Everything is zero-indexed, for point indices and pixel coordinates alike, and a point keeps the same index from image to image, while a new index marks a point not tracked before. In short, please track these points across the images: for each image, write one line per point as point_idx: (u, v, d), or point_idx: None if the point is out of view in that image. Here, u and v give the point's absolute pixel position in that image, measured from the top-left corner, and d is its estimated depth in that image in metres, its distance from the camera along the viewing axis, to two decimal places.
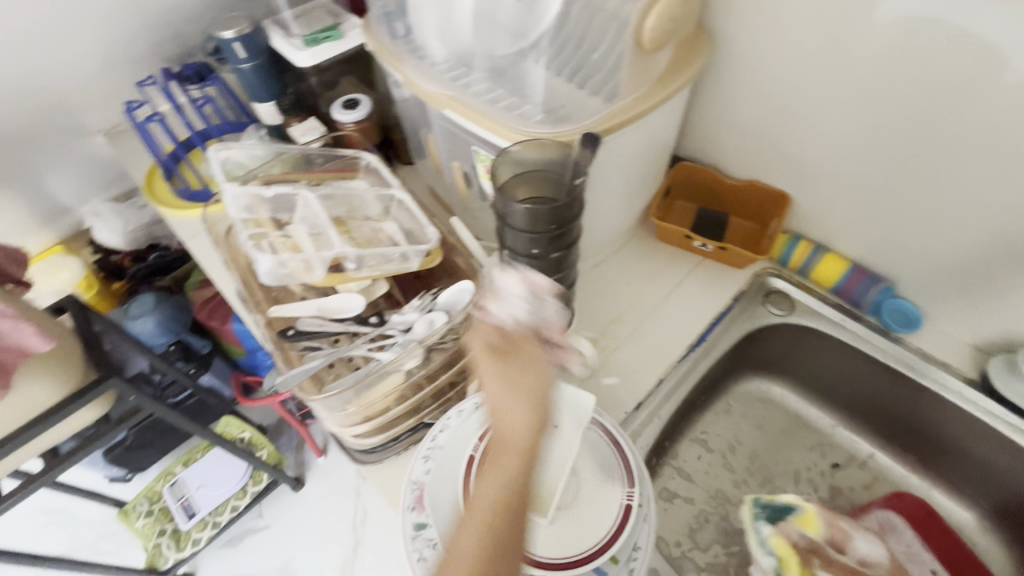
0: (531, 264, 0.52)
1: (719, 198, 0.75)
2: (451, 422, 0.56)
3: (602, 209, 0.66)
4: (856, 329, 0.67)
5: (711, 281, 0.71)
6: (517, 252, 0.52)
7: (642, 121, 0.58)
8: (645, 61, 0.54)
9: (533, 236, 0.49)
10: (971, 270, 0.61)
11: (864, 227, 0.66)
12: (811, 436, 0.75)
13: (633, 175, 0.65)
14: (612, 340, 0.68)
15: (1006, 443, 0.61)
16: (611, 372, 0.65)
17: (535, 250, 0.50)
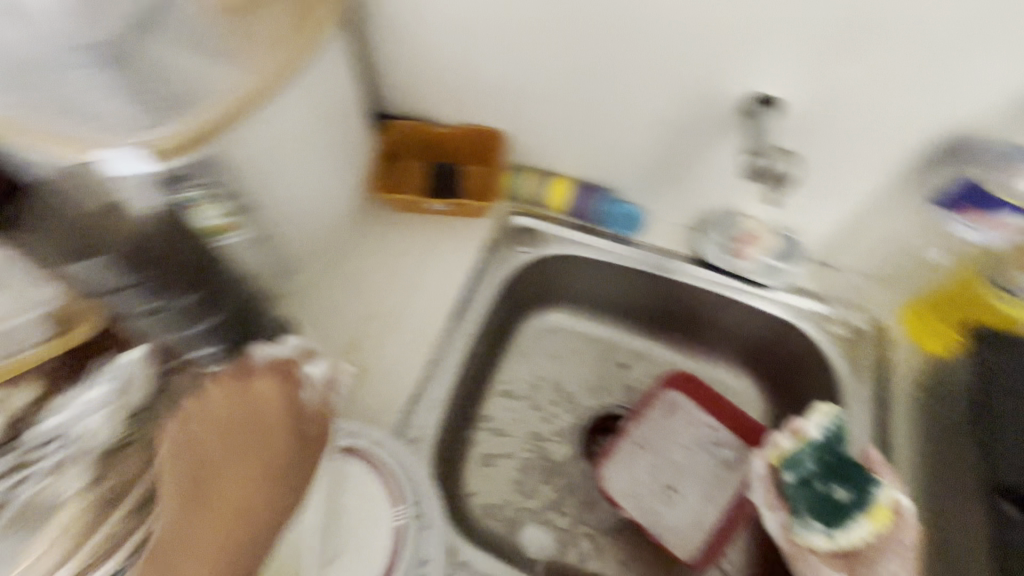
0: (163, 319, 0.37)
1: (435, 149, 0.55)
2: None
3: (289, 197, 0.41)
4: (595, 243, 0.57)
5: (457, 233, 0.55)
6: (129, 313, 0.36)
7: (295, 83, 0.35)
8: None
9: (130, 288, 0.35)
10: (657, 159, 0.50)
11: (551, 145, 0.53)
12: (602, 346, 0.62)
13: (306, 150, 0.40)
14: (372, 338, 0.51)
15: (724, 300, 0.55)
16: (376, 377, 0.50)
17: (146, 302, 0.36)
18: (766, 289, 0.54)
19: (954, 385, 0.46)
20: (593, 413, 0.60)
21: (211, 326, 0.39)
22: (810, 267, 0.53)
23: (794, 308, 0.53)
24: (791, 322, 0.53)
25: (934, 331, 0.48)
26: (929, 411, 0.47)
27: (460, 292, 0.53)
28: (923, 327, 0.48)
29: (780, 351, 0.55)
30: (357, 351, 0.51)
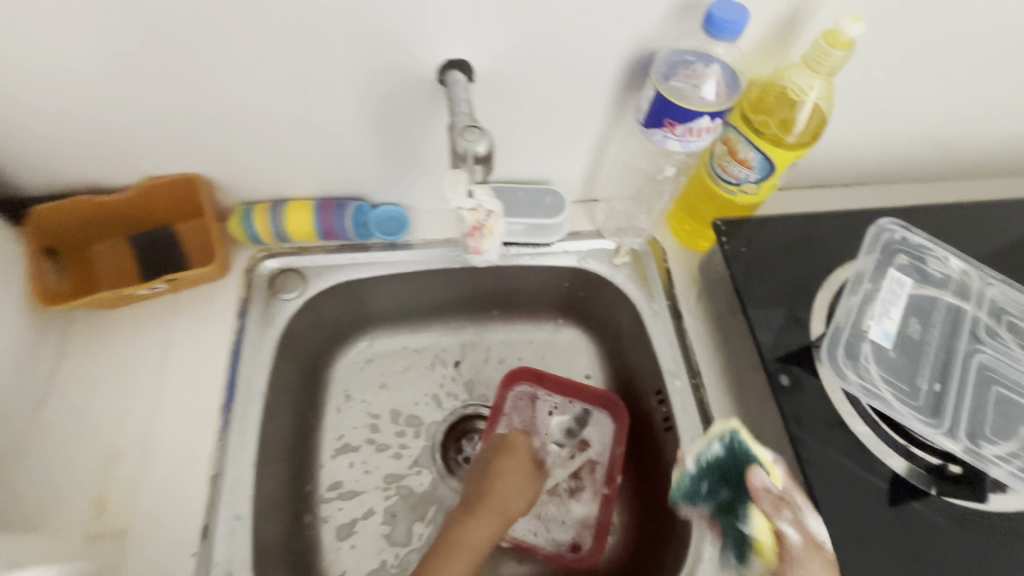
0: None
1: (131, 220, 0.63)
2: None
3: None
4: (366, 259, 0.70)
5: (205, 307, 0.64)
6: None
7: None
8: None
9: None
10: (370, 144, 0.62)
11: (273, 172, 0.64)
12: (428, 357, 0.83)
13: None
14: (124, 478, 0.54)
15: (519, 269, 0.74)
16: (141, 520, 0.52)
17: None
18: (544, 243, 0.71)
19: (760, 302, 0.58)
20: (447, 424, 0.79)
21: None
22: (583, 212, 0.74)
23: (673, 348, 0.66)
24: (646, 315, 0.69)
25: (698, 236, 0.71)
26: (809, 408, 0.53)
27: (235, 340, 0.62)
28: (682, 229, 0.72)
29: (585, 288, 0.77)
30: (107, 509, 0.52)
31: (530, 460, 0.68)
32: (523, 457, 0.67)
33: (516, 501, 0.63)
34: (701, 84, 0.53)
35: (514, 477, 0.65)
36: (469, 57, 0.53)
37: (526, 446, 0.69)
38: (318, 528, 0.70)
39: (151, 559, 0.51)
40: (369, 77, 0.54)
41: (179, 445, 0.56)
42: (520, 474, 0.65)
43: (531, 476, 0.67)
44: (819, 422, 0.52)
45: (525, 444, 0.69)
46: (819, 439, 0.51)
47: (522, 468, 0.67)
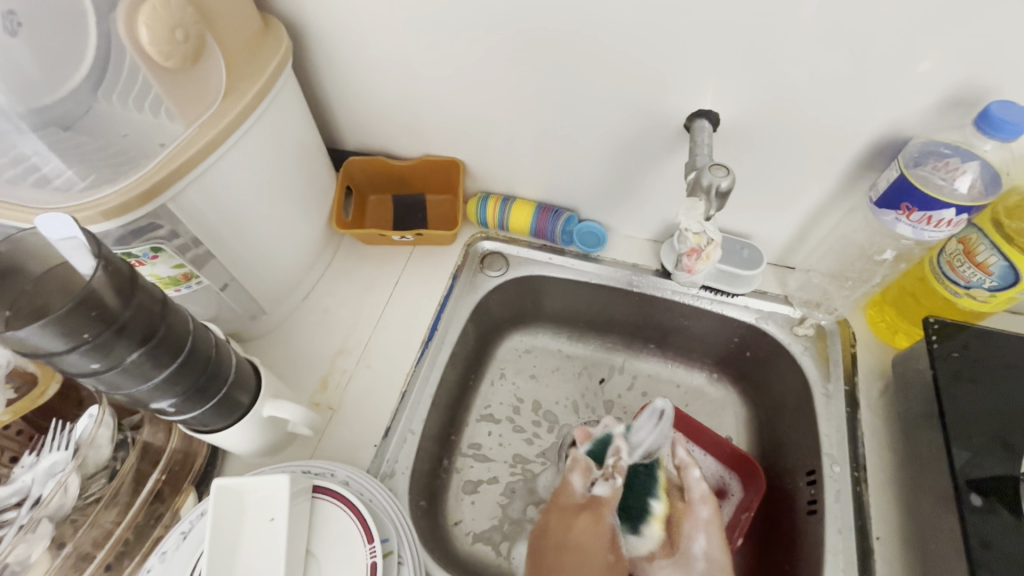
0: (111, 379, 0.41)
1: (403, 183, 0.81)
2: (153, 571, 0.50)
3: (259, 252, 0.63)
4: (561, 262, 0.79)
5: (429, 263, 0.78)
6: (77, 373, 0.39)
7: (243, 138, 0.55)
8: (186, 74, 0.50)
9: (77, 352, 0.37)
10: (604, 168, 0.71)
11: (515, 173, 0.77)
12: (579, 365, 0.89)
13: (279, 198, 0.63)
14: (342, 372, 0.69)
15: (694, 309, 0.77)
16: (346, 409, 0.66)
17: (95, 363, 0.39)
18: (729, 294, 0.74)
19: (969, 414, 0.54)
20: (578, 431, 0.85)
21: (164, 381, 0.44)
22: (776, 275, 0.75)
23: (841, 433, 0.63)
24: (816, 390, 0.68)
25: (900, 331, 0.68)
26: (1000, 540, 0.49)
27: (444, 294, 0.76)
28: (880, 320, 0.69)
29: (754, 348, 0.77)
30: (327, 388, 0.68)
31: (587, 540, 0.60)
32: (578, 546, 0.59)
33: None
34: (953, 178, 0.53)
35: (581, 566, 0.58)
36: (718, 109, 0.59)
37: (583, 525, 0.61)
38: (451, 476, 0.79)
39: (347, 437, 0.64)
40: (625, 111, 0.63)
41: (388, 359, 0.70)
42: (582, 561, 0.58)
43: (597, 553, 0.59)
44: (1007, 559, 0.48)
45: (593, 535, 0.60)
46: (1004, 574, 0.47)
47: (579, 555, 0.59)
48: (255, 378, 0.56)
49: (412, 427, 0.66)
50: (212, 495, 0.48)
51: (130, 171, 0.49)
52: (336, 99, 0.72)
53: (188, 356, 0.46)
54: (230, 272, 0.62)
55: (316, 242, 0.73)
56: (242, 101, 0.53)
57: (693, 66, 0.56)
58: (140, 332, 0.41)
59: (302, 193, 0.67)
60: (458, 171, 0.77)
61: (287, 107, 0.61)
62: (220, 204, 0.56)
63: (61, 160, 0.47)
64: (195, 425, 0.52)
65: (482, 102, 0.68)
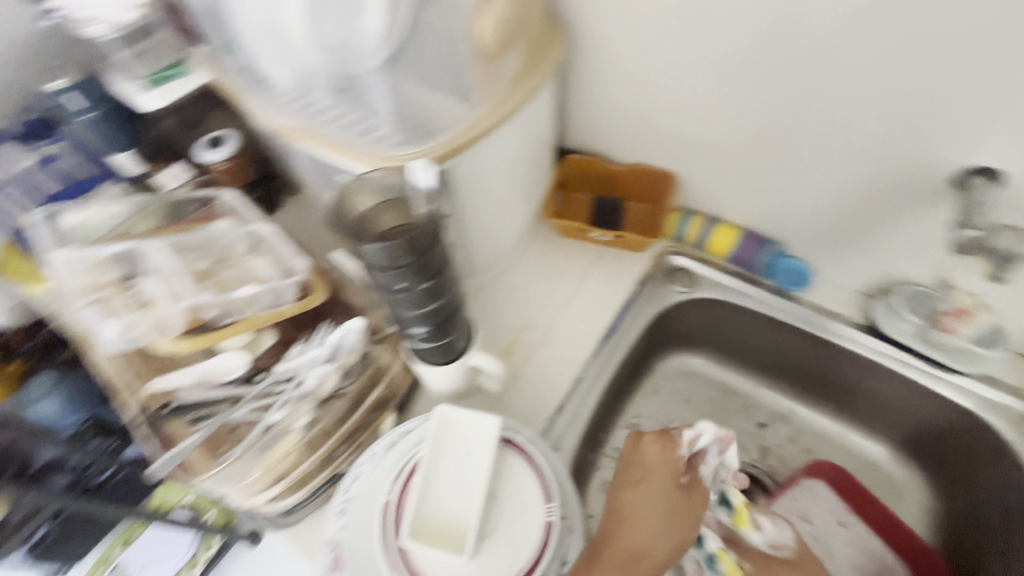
0: (403, 298, 0.50)
1: (611, 186, 0.85)
2: (362, 468, 0.59)
3: (490, 222, 0.72)
4: (754, 293, 0.77)
5: (617, 266, 0.81)
6: (384, 288, 0.50)
7: (512, 123, 0.63)
8: (493, 62, 0.57)
9: (393, 271, 0.47)
10: (835, 208, 0.69)
11: (728, 197, 0.77)
12: (738, 401, 0.86)
13: (518, 180, 0.71)
14: (525, 344, 0.75)
15: (897, 376, 0.71)
16: (525, 378, 0.72)
17: (400, 283, 0.48)
18: (943, 368, 0.69)
19: None
20: None
21: (431, 312, 0.53)
22: (1015, 363, 0.68)
23: None
24: None
25: None
26: None
27: (630, 297, 0.79)
28: None
29: (960, 435, 0.69)
30: (511, 355, 0.74)
31: (671, 476, 0.61)
32: (659, 478, 0.61)
33: (659, 543, 0.57)
34: None
35: (659, 501, 0.59)
36: (1002, 169, 0.55)
37: (672, 459, 0.62)
38: (592, 472, 0.81)
39: (523, 405, 0.69)
40: (884, 156, 0.61)
41: (568, 345, 0.75)
42: (659, 493, 0.60)
43: (677, 494, 0.60)
44: None
45: (665, 455, 0.62)
46: None
47: (657, 493, 0.60)
48: (473, 329, 0.63)
49: (582, 413, 0.70)
50: (434, 417, 0.56)
51: (421, 136, 0.58)
52: (576, 100, 0.78)
53: (449, 297, 0.54)
54: (462, 234, 0.70)
55: (525, 224, 0.80)
56: (523, 92, 0.60)
57: (993, 121, 0.53)
58: (433, 268, 0.49)
59: (530, 178, 0.74)
60: (670, 184, 0.79)
61: (545, 102, 0.67)
62: (478, 176, 0.64)
63: (381, 119, 0.58)
64: (423, 355, 0.60)
65: (723, 126, 0.69)
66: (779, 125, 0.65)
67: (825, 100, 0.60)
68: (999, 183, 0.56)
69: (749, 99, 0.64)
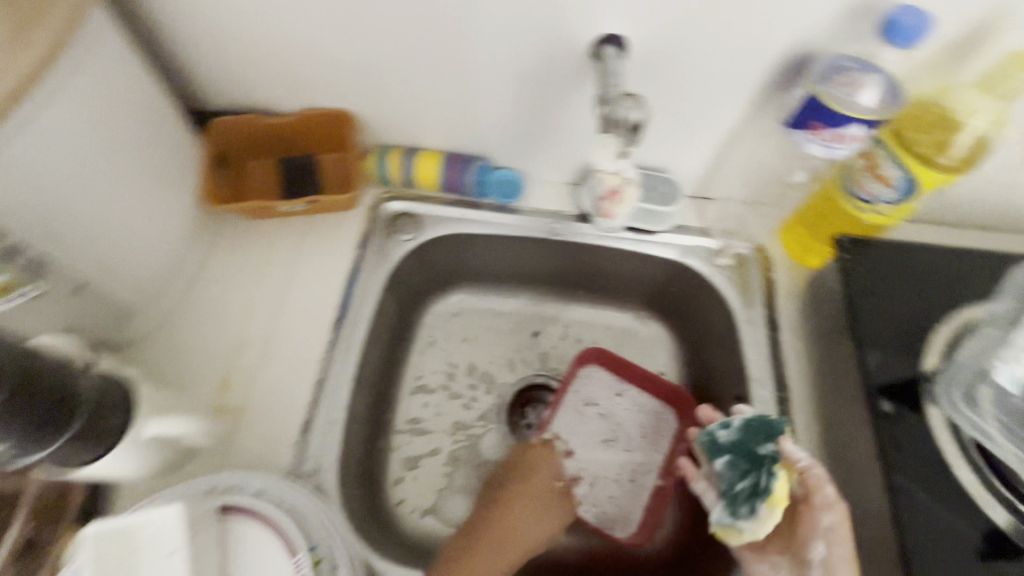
0: None
1: (290, 143, 0.70)
2: None
3: (112, 241, 0.53)
4: (478, 216, 0.74)
5: (327, 235, 0.69)
6: None
7: (53, 101, 0.44)
8: None
9: None
10: (513, 108, 0.65)
11: (416, 121, 0.68)
12: (510, 322, 0.85)
13: (122, 173, 0.52)
14: (243, 369, 0.61)
15: (619, 252, 0.75)
16: (253, 408, 0.59)
17: None
18: (649, 233, 0.72)
19: (913, 316, 0.56)
20: (517, 388, 0.82)
21: None
22: (696, 207, 0.73)
23: (768, 356, 0.65)
24: (738, 320, 0.68)
25: (812, 252, 0.68)
26: (916, 446, 0.50)
27: (353, 265, 0.68)
28: (797, 245, 0.69)
29: (681, 284, 0.76)
30: (229, 388, 0.60)
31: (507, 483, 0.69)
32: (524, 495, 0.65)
33: None
34: (855, 94, 0.50)
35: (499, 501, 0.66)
36: (626, 34, 0.54)
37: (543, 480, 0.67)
38: (388, 455, 0.75)
39: (260, 438, 0.57)
40: (526, 44, 0.57)
41: (296, 346, 0.63)
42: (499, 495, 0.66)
43: None
44: (936, 475, 0.49)
45: None
46: (924, 477, 0.49)
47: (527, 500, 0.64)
48: (131, 396, 0.47)
49: (334, 417, 0.60)
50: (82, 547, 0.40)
51: None
52: (192, 45, 0.61)
53: (21, 389, 0.38)
54: (75, 270, 0.51)
55: (190, 222, 0.63)
56: (30, 48, 0.41)
57: None
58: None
59: (151, 167, 0.56)
60: (349, 123, 0.68)
61: (110, 59, 0.49)
62: (27, 187, 0.44)
63: None
64: (57, 464, 0.42)
65: (367, 38, 0.59)
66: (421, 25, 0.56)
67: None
68: (626, 52, 0.54)
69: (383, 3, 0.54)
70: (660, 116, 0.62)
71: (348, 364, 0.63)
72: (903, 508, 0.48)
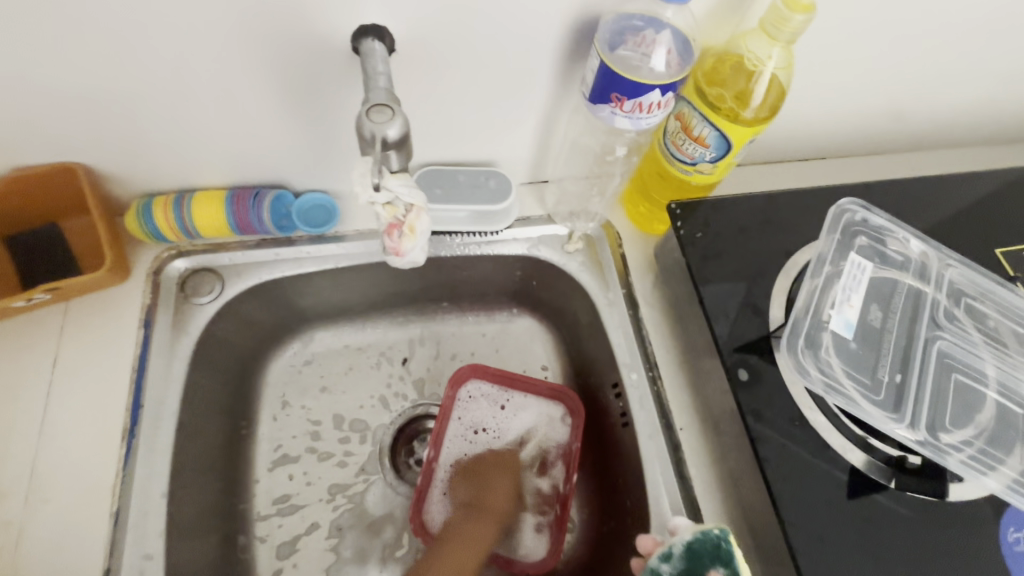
0: None
1: (10, 215, 0.54)
2: None
3: None
4: (294, 254, 0.63)
5: (97, 321, 0.55)
6: None
7: None
8: None
9: None
10: (292, 124, 0.54)
11: (177, 159, 0.55)
12: (372, 356, 0.76)
13: None
14: (5, 528, 0.47)
15: (464, 259, 0.68)
16: (28, 574, 0.45)
17: None
18: (491, 233, 0.66)
19: (752, 267, 0.55)
20: (395, 425, 0.74)
21: None
22: (534, 194, 0.68)
23: (633, 337, 0.62)
24: (598, 303, 0.65)
25: (655, 218, 0.66)
26: (776, 404, 0.50)
27: (139, 351, 0.55)
28: (640, 214, 0.67)
29: (538, 277, 0.71)
30: None
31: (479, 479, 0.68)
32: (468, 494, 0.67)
33: None
34: (649, 53, 0.47)
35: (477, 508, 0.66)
36: (388, 22, 0.45)
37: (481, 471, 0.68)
38: (256, 550, 0.64)
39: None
40: (275, 49, 0.46)
41: (77, 476, 0.49)
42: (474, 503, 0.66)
43: None
44: (796, 428, 0.49)
45: None
46: (786, 433, 0.49)
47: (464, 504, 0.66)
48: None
49: (147, 549, 0.48)
50: None
51: None
52: None
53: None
54: None
55: None
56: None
57: None
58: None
59: None
60: (82, 178, 0.53)
61: None
62: None
63: None
64: None
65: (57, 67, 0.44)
66: (123, 41, 0.44)
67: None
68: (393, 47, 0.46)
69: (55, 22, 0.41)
70: (463, 108, 0.55)
71: (155, 477, 0.51)
72: (773, 470, 0.48)
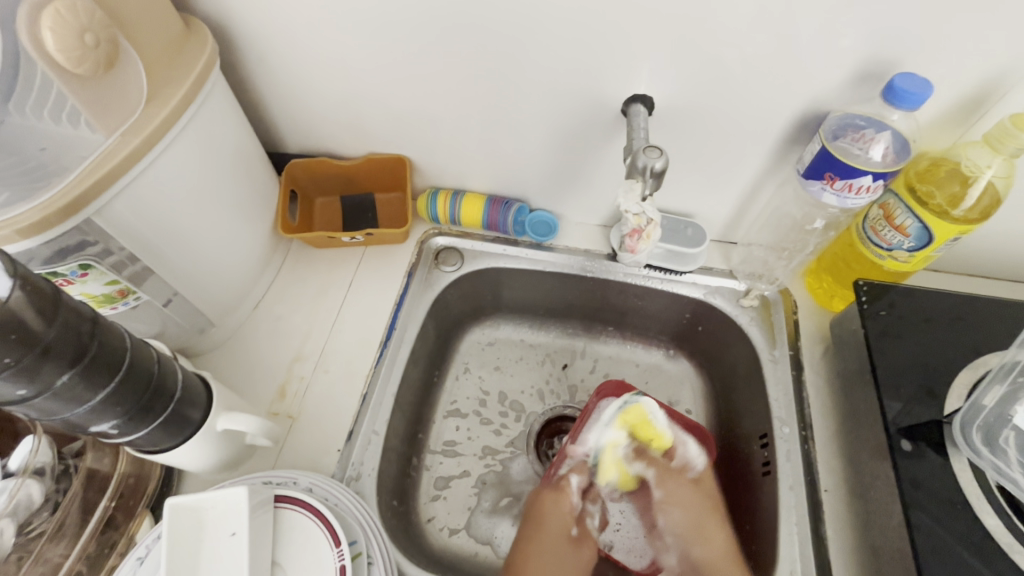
0: (45, 405, 0.40)
1: (352, 183, 0.79)
2: None
3: (204, 262, 0.62)
4: (515, 253, 0.80)
5: (379, 264, 0.78)
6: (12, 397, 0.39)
7: (174, 144, 0.54)
8: (106, 84, 0.48)
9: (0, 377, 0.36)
10: (552, 158, 0.72)
11: (464, 168, 0.77)
12: (541, 354, 0.88)
13: (221, 205, 0.62)
14: (299, 382, 0.68)
15: (644, 290, 0.79)
16: (305, 418, 0.65)
17: (22, 390, 0.38)
18: (678, 272, 0.76)
19: (935, 358, 0.58)
20: (542, 418, 0.83)
21: (102, 401, 0.43)
22: (721, 251, 0.78)
23: (790, 393, 0.67)
24: (761, 356, 0.70)
25: (835, 295, 0.72)
26: (939, 488, 0.51)
27: (400, 291, 0.75)
28: (819, 289, 0.73)
29: (706, 322, 0.78)
30: (285, 398, 0.67)
31: (562, 527, 0.61)
32: (553, 533, 0.60)
33: None
34: (868, 148, 0.56)
35: (561, 554, 0.59)
36: (653, 95, 0.61)
37: (565, 512, 0.62)
38: (421, 474, 0.77)
39: (310, 442, 0.64)
40: (566, 104, 0.64)
41: (346, 363, 0.70)
42: (561, 547, 0.60)
43: None
44: (958, 516, 0.50)
45: None
46: (946, 519, 0.50)
47: (557, 545, 0.60)
48: (206, 393, 0.54)
49: (375, 428, 0.66)
50: (169, 514, 0.46)
51: (48, 189, 0.47)
52: (279, 105, 0.72)
53: (127, 372, 0.45)
54: (172, 285, 0.60)
55: (264, 250, 0.71)
56: (165, 108, 0.51)
57: (634, 56, 0.57)
58: (70, 353, 0.40)
59: (243, 200, 0.65)
60: (405, 167, 0.77)
61: (222, 116, 0.60)
62: (146, 214, 0.54)
63: None
64: (147, 445, 0.50)
65: (426, 96, 0.67)
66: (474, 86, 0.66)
67: (504, 65, 0.61)
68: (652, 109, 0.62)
69: (444, 71, 0.63)
70: (686, 166, 0.68)
71: (391, 381, 0.69)
72: (926, 549, 0.48)
